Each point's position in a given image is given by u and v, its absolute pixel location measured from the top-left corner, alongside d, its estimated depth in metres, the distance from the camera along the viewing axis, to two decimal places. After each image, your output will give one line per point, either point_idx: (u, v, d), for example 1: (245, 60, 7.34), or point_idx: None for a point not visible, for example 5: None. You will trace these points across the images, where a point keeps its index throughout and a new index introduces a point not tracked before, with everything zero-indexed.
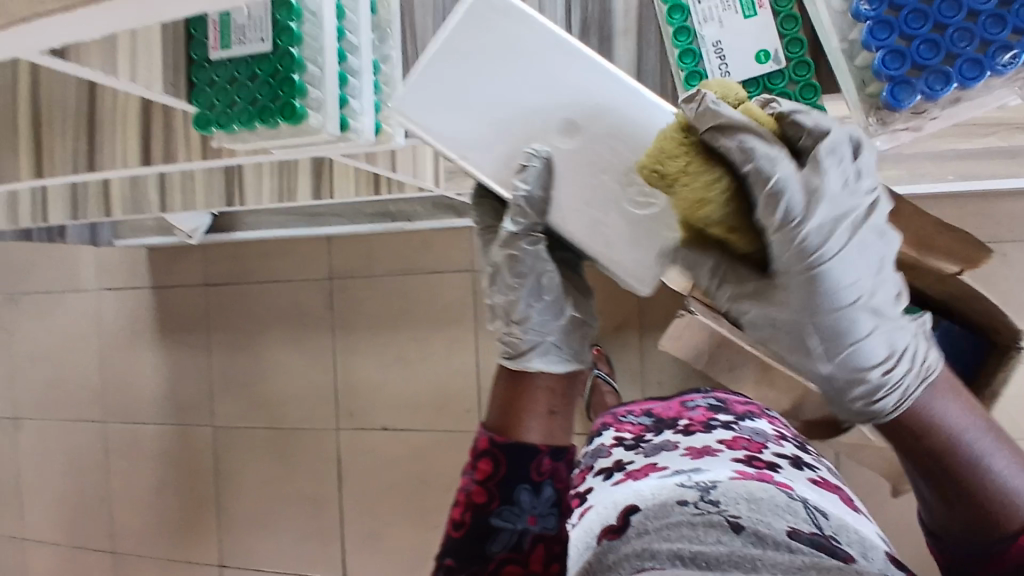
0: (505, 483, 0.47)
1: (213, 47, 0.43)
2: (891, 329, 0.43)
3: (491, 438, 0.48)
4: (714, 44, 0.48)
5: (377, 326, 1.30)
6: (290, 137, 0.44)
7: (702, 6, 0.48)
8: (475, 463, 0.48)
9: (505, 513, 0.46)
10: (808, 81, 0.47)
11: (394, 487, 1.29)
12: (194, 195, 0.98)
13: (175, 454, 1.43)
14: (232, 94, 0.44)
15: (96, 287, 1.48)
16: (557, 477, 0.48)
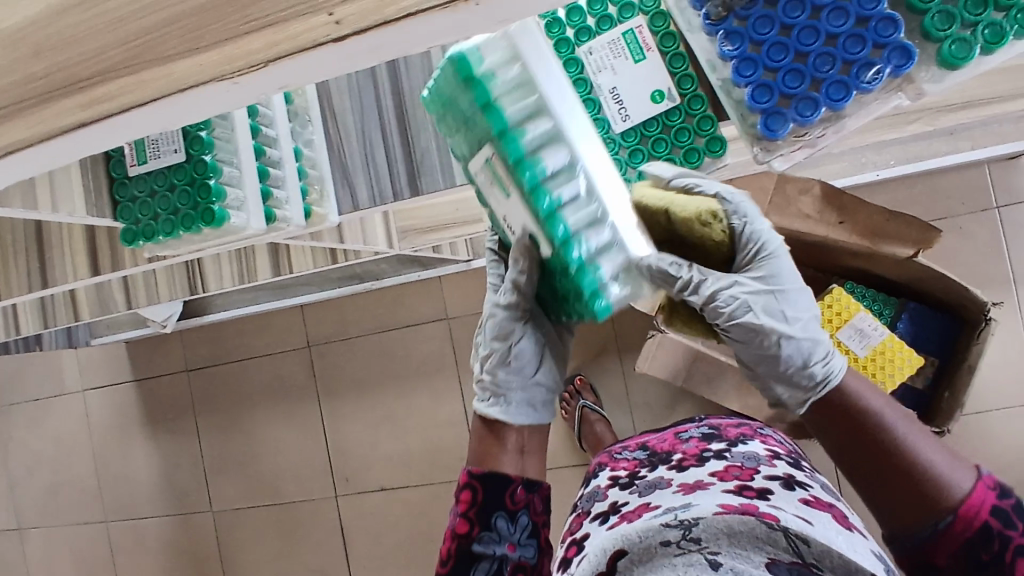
0: (483, 511, 0.51)
1: (131, 164, 0.45)
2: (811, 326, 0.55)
3: (469, 471, 0.52)
4: (611, 91, 0.50)
5: (362, 387, 1.30)
6: (215, 238, 0.46)
7: (594, 57, 0.50)
8: (459, 496, 0.52)
9: (485, 538, 0.51)
10: (703, 114, 0.50)
11: (402, 546, 1.28)
12: (158, 288, 0.98)
13: (179, 545, 1.41)
14: (155, 207, 0.45)
15: (80, 387, 1.48)
16: (531, 506, 0.52)
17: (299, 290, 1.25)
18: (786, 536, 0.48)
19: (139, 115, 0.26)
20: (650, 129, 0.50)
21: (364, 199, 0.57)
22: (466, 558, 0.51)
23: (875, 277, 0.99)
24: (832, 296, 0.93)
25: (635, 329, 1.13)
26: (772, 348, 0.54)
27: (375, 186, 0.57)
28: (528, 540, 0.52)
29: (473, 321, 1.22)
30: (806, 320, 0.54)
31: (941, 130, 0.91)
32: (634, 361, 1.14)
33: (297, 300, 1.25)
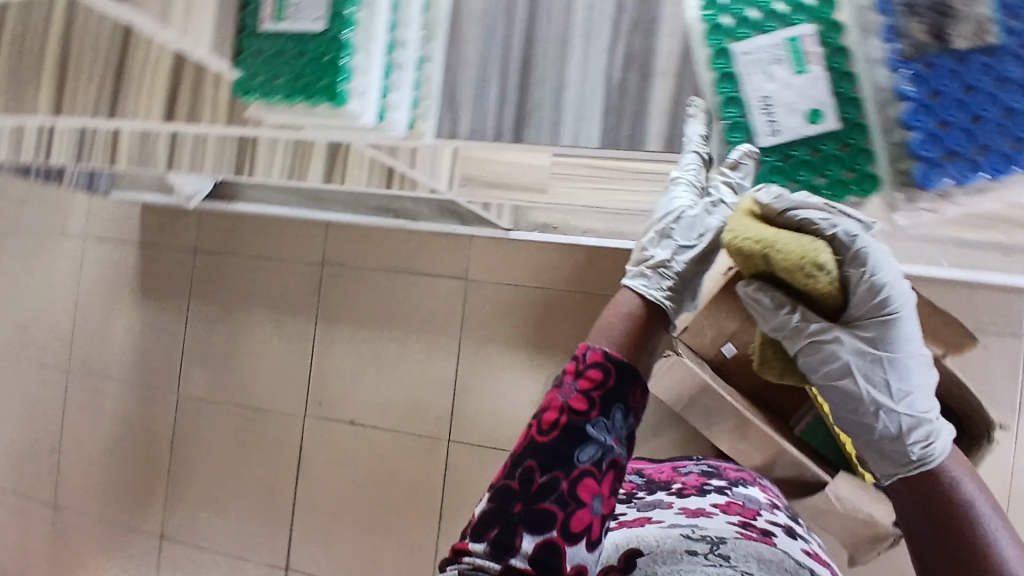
0: (608, 396, 0.50)
1: (265, 19, 0.45)
2: (925, 399, 0.53)
3: (603, 352, 0.51)
4: (761, 99, 0.46)
5: (361, 320, 1.29)
6: (325, 119, 0.45)
7: (750, 58, 0.45)
8: (585, 373, 0.51)
9: (599, 424, 0.50)
10: (854, 122, 0.45)
11: (353, 483, 1.28)
12: (202, 159, 0.96)
13: (135, 416, 1.40)
14: (277, 68, 0.44)
15: (82, 235, 1.45)
16: (637, 412, 0.52)
17: (331, 206, 1.24)
18: (807, 569, 0.54)
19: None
20: (795, 149, 0.47)
21: (464, 131, 0.56)
22: (574, 431, 0.49)
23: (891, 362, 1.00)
24: None
25: None
26: (866, 416, 0.54)
27: (479, 117, 0.56)
28: (626, 441, 0.51)
29: (490, 290, 1.21)
30: (915, 397, 0.53)
31: (1005, 246, 0.91)
32: None
33: (326, 216, 1.25)
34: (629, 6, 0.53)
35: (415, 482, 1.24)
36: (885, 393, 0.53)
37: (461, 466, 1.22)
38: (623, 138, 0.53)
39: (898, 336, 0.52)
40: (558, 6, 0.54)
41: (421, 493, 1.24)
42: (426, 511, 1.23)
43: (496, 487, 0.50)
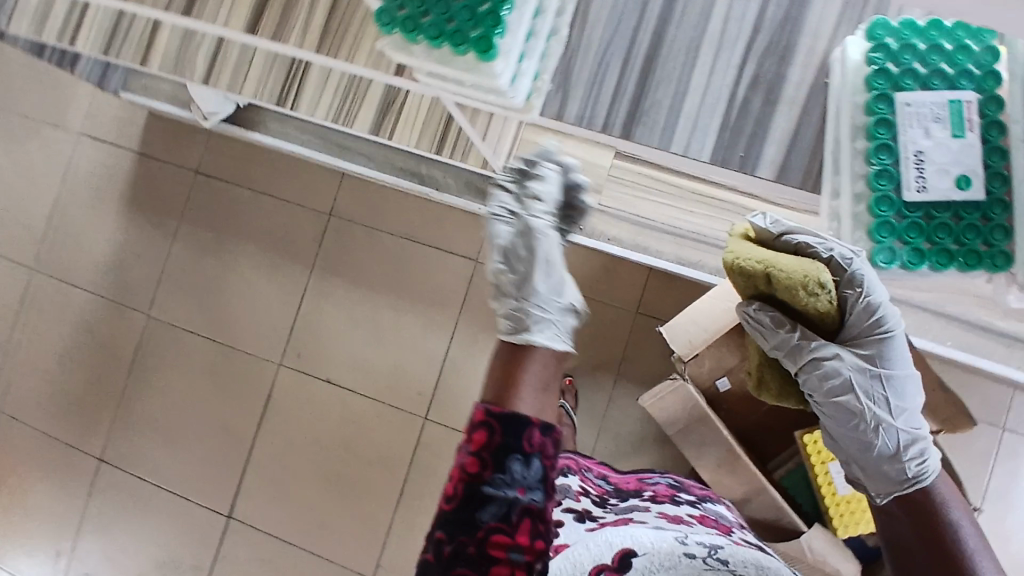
0: (499, 452, 0.47)
1: None
2: (913, 421, 0.55)
3: (487, 409, 0.49)
4: (915, 154, 0.48)
5: (360, 279, 1.25)
6: (462, 70, 0.42)
7: (910, 110, 0.48)
8: (470, 434, 0.48)
9: (497, 482, 0.47)
10: (997, 197, 0.49)
11: (318, 442, 1.24)
12: (245, 80, 0.91)
13: (97, 329, 1.33)
14: (427, 5, 0.41)
15: (76, 129, 1.36)
16: (547, 452, 0.48)
17: (354, 157, 1.18)
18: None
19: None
20: (938, 210, 0.49)
21: (573, 114, 0.54)
22: (475, 495, 0.47)
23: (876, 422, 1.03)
24: None
25: (642, 363, 1.13)
26: (866, 433, 0.54)
27: (590, 105, 0.54)
28: (543, 486, 0.47)
29: None
30: (909, 415, 0.54)
31: None
32: (626, 390, 1.14)
33: (347, 166, 1.19)
34: (767, 27, 0.52)
35: (382, 453, 1.22)
36: (881, 410, 0.54)
37: (433, 446, 1.20)
38: (735, 159, 0.52)
39: (892, 354, 0.54)
40: (695, 11, 0.53)
41: (387, 465, 1.21)
42: (388, 484, 1.21)
43: (419, 564, 0.48)
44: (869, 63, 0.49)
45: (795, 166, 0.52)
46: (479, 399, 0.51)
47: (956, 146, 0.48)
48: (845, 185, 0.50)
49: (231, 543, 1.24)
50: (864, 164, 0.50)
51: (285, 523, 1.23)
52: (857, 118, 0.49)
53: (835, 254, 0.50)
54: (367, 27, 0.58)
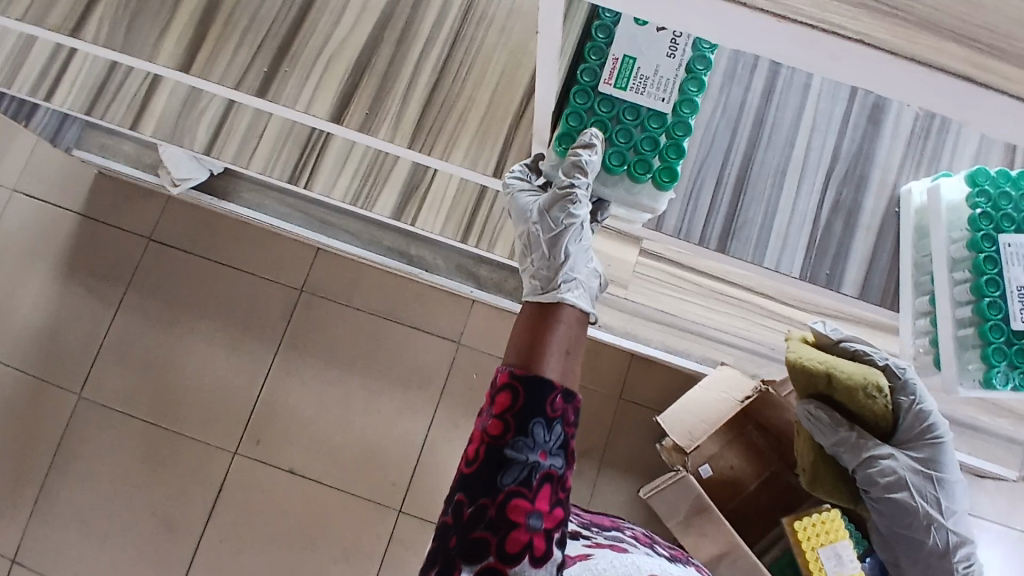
0: (522, 415, 0.49)
1: (607, 82, 0.54)
2: (958, 518, 0.73)
3: (511, 371, 0.50)
4: (1018, 287, 0.59)
5: (331, 359, 1.19)
6: (642, 190, 0.56)
7: (1011, 250, 0.59)
8: (495, 397, 0.50)
9: (519, 444, 0.48)
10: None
11: (276, 537, 1.13)
12: (252, 154, 0.87)
13: (15, 409, 1.16)
14: (613, 133, 0.55)
15: (8, 183, 1.23)
16: (566, 418, 0.50)
17: (339, 234, 1.14)
18: None
19: (1001, 99, 0.26)
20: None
21: (670, 227, 0.59)
22: (495, 457, 0.48)
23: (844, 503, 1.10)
24: (825, 513, 0.98)
25: (623, 448, 1.15)
26: (921, 527, 0.72)
27: (687, 219, 0.58)
28: (559, 449, 0.49)
29: (482, 360, 1.18)
30: (957, 515, 0.72)
31: None
32: (608, 476, 1.15)
33: (331, 243, 1.14)
34: (844, 158, 0.57)
35: (349, 549, 1.13)
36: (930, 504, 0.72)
37: (408, 540, 1.13)
38: (821, 276, 0.57)
39: (941, 459, 0.72)
40: (781, 137, 0.57)
41: (354, 563, 1.12)
42: None
43: (438, 529, 0.49)
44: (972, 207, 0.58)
45: (871, 285, 0.59)
46: (501, 360, 0.52)
47: None
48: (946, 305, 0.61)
49: None
50: (968, 293, 0.61)
51: None
52: (959, 252, 0.61)
53: (890, 363, 0.69)
54: (465, 127, 0.59)
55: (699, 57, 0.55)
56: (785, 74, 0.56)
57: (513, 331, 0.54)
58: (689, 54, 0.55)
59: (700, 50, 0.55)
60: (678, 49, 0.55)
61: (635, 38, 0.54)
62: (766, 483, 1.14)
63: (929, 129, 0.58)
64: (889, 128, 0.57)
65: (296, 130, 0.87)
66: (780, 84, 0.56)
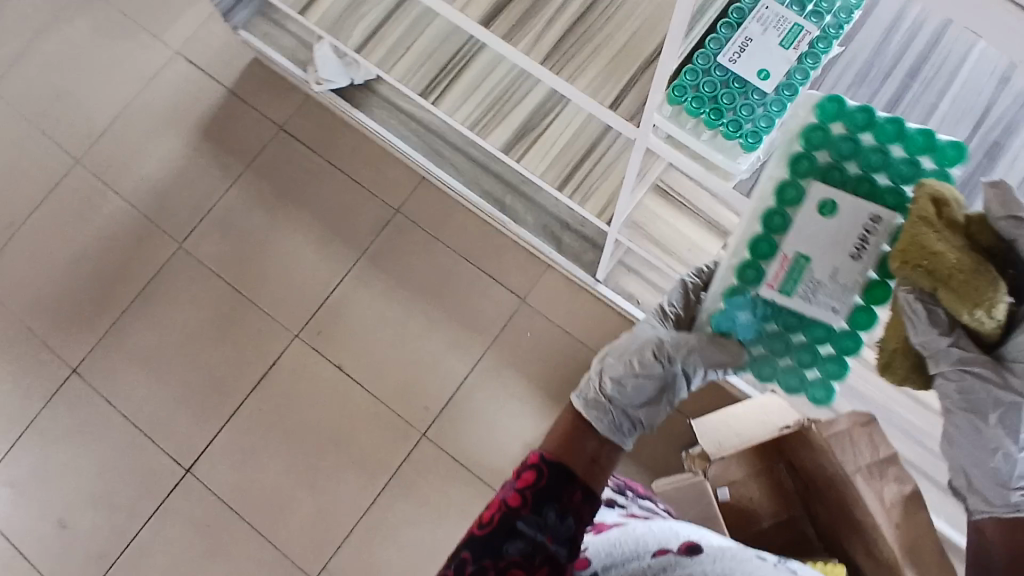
0: (538, 494, 0.59)
1: (773, 282, 0.60)
2: None
3: (541, 455, 0.61)
4: None
5: (402, 281, 1.25)
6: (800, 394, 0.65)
7: None
8: (521, 473, 0.61)
9: (531, 520, 0.58)
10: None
11: (305, 423, 1.20)
12: (396, 63, 0.95)
13: (122, 242, 1.29)
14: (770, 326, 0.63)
15: (175, 47, 1.35)
16: (581, 515, 0.59)
17: (445, 166, 1.22)
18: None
19: None
20: None
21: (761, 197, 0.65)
22: (508, 524, 0.58)
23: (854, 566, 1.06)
24: (829, 566, 0.95)
25: (649, 447, 1.16)
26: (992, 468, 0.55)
27: None
28: (566, 542, 0.57)
29: (539, 322, 1.21)
30: None
31: None
32: (627, 469, 1.15)
33: (437, 171, 1.22)
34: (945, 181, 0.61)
35: (367, 456, 1.18)
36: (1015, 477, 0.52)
37: (421, 465, 1.18)
38: None
39: None
40: None
41: (366, 469, 1.18)
42: (362, 489, 1.17)
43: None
44: None
45: None
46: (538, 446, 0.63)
47: None
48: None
49: (179, 500, 1.18)
50: None
51: (243, 495, 1.18)
52: None
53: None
54: (597, 57, 0.62)
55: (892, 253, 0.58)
56: (914, 93, 0.61)
57: (563, 422, 0.66)
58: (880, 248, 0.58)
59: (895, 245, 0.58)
60: (870, 241, 0.57)
61: (817, 231, 0.59)
62: (780, 526, 1.12)
63: None
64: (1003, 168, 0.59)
65: (440, 50, 0.94)
66: (904, 100, 0.61)
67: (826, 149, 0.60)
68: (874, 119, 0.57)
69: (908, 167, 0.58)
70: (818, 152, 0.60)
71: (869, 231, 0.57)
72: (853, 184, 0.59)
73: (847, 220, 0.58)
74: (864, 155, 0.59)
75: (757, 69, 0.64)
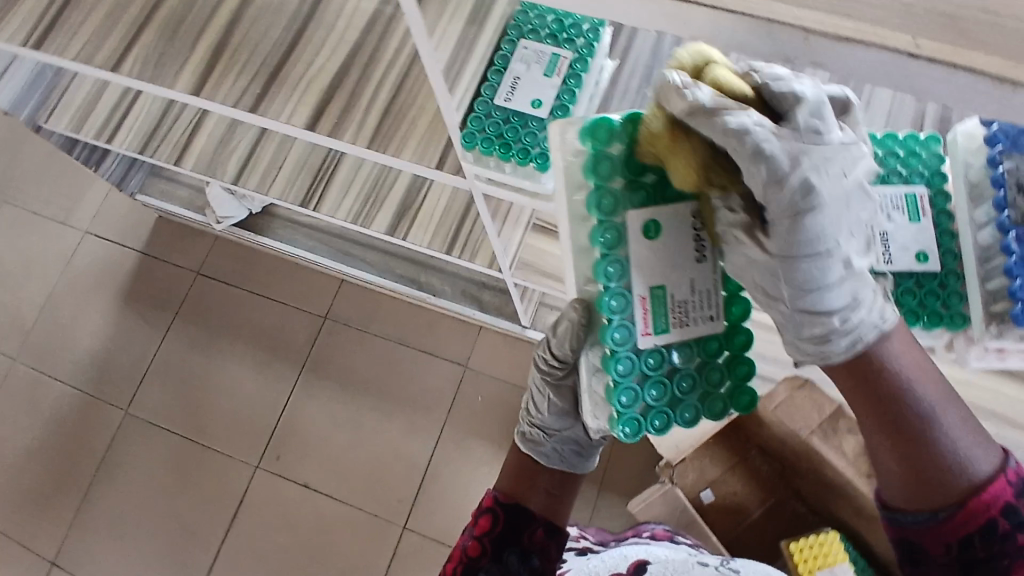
0: (496, 539, 0.60)
1: (644, 331, 0.52)
2: (854, 281, 0.46)
3: (495, 497, 0.62)
4: (881, 233, 0.58)
5: (349, 381, 1.27)
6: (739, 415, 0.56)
7: (875, 198, 0.58)
8: (477, 519, 0.61)
9: (491, 568, 0.59)
10: (951, 270, 0.59)
11: (287, 550, 1.19)
12: (270, 183, 0.99)
13: (70, 423, 1.30)
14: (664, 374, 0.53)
15: (85, 226, 1.41)
16: (545, 552, 0.60)
17: (356, 263, 1.23)
18: None
19: (743, 24, 0.33)
20: (903, 279, 0.59)
21: None
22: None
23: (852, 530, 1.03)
24: (823, 536, 0.96)
25: (625, 472, 1.17)
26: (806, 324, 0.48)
27: None
28: None
29: (486, 382, 1.24)
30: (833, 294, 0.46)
31: None
32: (609, 498, 1.16)
33: (349, 270, 1.23)
34: None
35: (354, 564, 1.17)
36: (820, 314, 0.47)
37: (410, 556, 1.16)
38: None
39: (805, 233, 0.44)
40: None
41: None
42: None
43: None
44: None
45: None
46: (493, 487, 0.64)
47: (916, 230, 0.58)
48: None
49: None
50: None
51: None
52: None
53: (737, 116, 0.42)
54: (415, 128, 0.68)
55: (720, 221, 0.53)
56: None
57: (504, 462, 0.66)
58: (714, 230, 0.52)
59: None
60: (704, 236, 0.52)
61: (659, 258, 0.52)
62: (771, 512, 1.09)
63: None
64: None
65: (308, 160, 0.99)
66: None
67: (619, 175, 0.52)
68: (643, 121, 0.52)
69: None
70: (611, 180, 0.52)
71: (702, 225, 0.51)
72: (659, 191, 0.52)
73: (673, 232, 0.52)
74: (624, 163, 0.52)
75: (530, 102, 0.62)
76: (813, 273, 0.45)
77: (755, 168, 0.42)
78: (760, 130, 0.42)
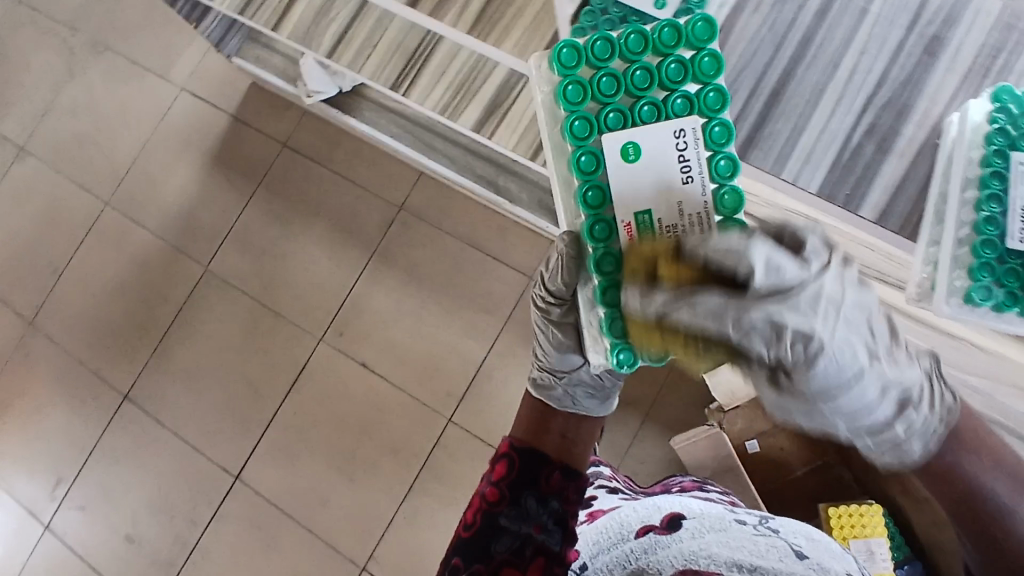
0: (514, 484, 0.63)
1: None
2: (884, 375, 0.52)
3: (511, 444, 0.65)
4: (1021, 207, 0.55)
5: (414, 273, 1.29)
6: None
7: (1021, 168, 0.55)
8: (494, 466, 0.64)
9: (511, 513, 0.62)
10: None
11: (338, 421, 1.26)
12: (365, 61, 0.97)
13: (154, 271, 1.38)
14: None
15: (181, 82, 1.44)
16: (563, 495, 0.63)
17: (437, 157, 1.20)
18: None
19: None
20: None
21: None
22: (489, 525, 0.62)
23: (898, 505, 1.00)
24: (865, 506, 0.95)
25: (673, 407, 1.16)
26: (881, 428, 0.55)
27: None
28: (556, 525, 0.61)
29: None
30: (869, 388, 0.52)
31: None
32: (652, 429, 1.16)
33: (429, 163, 1.21)
34: (889, 85, 0.59)
35: (397, 445, 1.23)
36: (881, 428, 0.55)
37: (451, 447, 1.21)
38: (840, 195, 0.61)
39: (833, 373, 0.49)
40: (824, 58, 0.60)
41: (400, 457, 1.23)
42: (397, 477, 1.22)
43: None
44: (991, 122, 0.56)
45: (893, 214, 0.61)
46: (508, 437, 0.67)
47: None
48: (947, 233, 0.58)
49: (231, 504, 1.26)
50: (972, 211, 0.57)
51: (288, 494, 1.24)
52: (970, 172, 0.57)
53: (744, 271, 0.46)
54: (521, 18, 0.62)
55: (717, 148, 0.54)
56: None
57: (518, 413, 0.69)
58: (703, 157, 0.54)
59: (719, 175, 0.54)
60: (690, 154, 0.54)
61: (636, 182, 0.54)
62: (816, 473, 1.06)
63: (989, 68, 0.59)
64: (946, 60, 0.59)
65: (403, 42, 0.94)
66: (835, 6, 0.60)
67: (592, 98, 0.55)
68: (613, 41, 0.55)
69: (676, 62, 0.54)
70: (585, 103, 0.56)
71: (683, 146, 0.54)
72: (636, 110, 0.55)
73: (655, 150, 0.54)
74: (595, 86, 0.55)
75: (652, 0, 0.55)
76: (858, 402, 0.52)
77: (751, 343, 0.46)
78: (756, 306, 0.46)
